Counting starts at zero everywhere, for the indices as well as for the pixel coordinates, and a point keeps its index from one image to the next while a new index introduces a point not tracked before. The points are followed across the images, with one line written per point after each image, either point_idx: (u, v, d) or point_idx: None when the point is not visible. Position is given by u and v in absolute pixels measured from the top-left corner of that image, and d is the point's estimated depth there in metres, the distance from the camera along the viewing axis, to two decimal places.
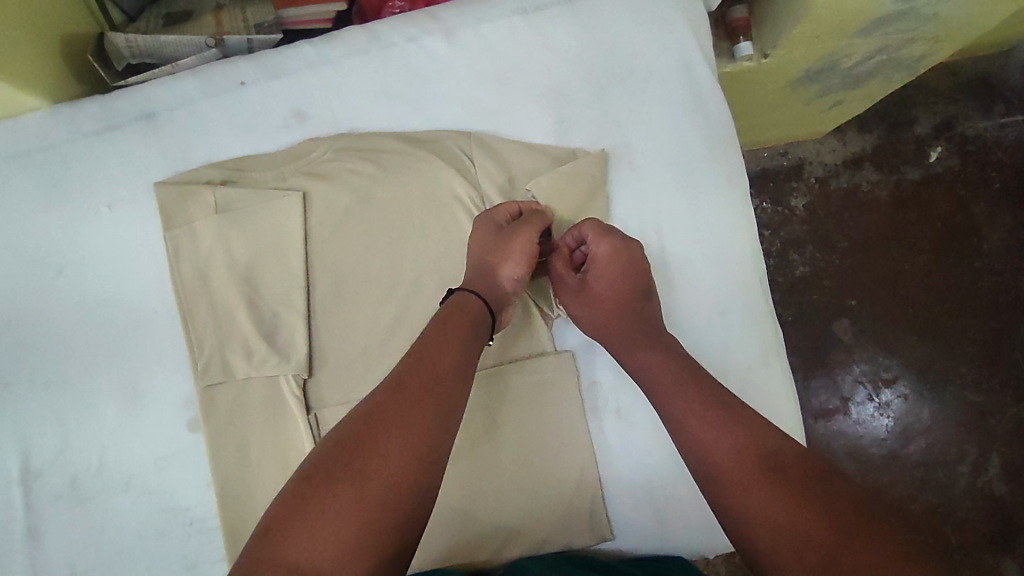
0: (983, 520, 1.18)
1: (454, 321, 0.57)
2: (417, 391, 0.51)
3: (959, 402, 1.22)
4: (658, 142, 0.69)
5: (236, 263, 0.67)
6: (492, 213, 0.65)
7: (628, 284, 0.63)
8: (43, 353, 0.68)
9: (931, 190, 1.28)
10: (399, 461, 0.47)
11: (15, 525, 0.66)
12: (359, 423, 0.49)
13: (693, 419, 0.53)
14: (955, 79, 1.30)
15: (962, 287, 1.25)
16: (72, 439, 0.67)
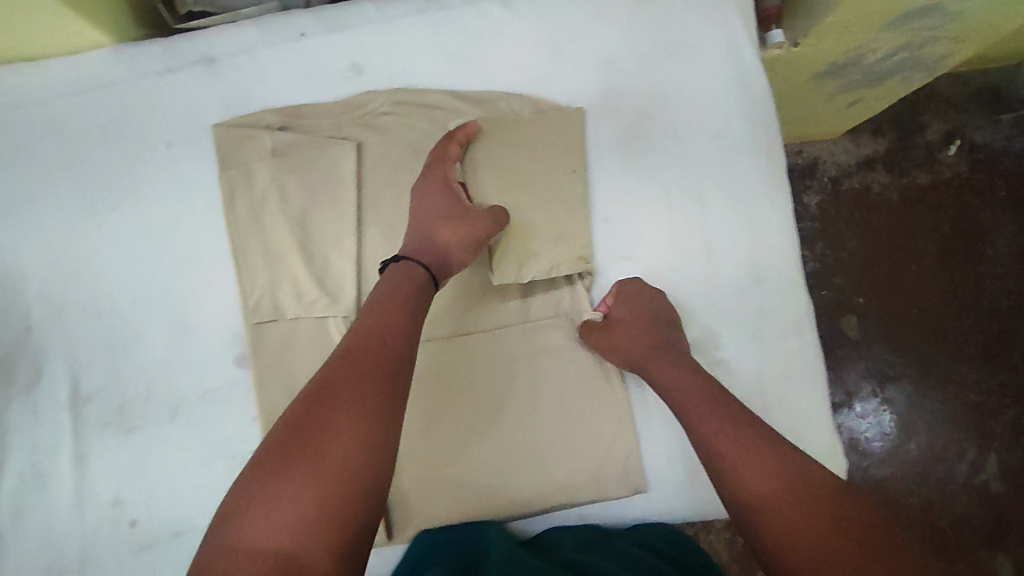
0: (977, 515, 1.22)
1: (399, 296, 0.61)
2: (361, 370, 0.54)
3: (959, 401, 1.26)
4: (703, 114, 0.71)
5: (291, 207, 0.69)
6: (444, 178, 0.67)
7: (655, 309, 0.67)
8: (96, 284, 0.69)
9: (940, 193, 1.32)
10: (348, 439, 0.50)
11: (63, 449, 0.67)
12: (307, 408, 0.52)
13: (723, 438, 0.57)
14: (966, 89, 1.34)
15: (967, 290, 1.28)
16: (120, 369, 0.69)
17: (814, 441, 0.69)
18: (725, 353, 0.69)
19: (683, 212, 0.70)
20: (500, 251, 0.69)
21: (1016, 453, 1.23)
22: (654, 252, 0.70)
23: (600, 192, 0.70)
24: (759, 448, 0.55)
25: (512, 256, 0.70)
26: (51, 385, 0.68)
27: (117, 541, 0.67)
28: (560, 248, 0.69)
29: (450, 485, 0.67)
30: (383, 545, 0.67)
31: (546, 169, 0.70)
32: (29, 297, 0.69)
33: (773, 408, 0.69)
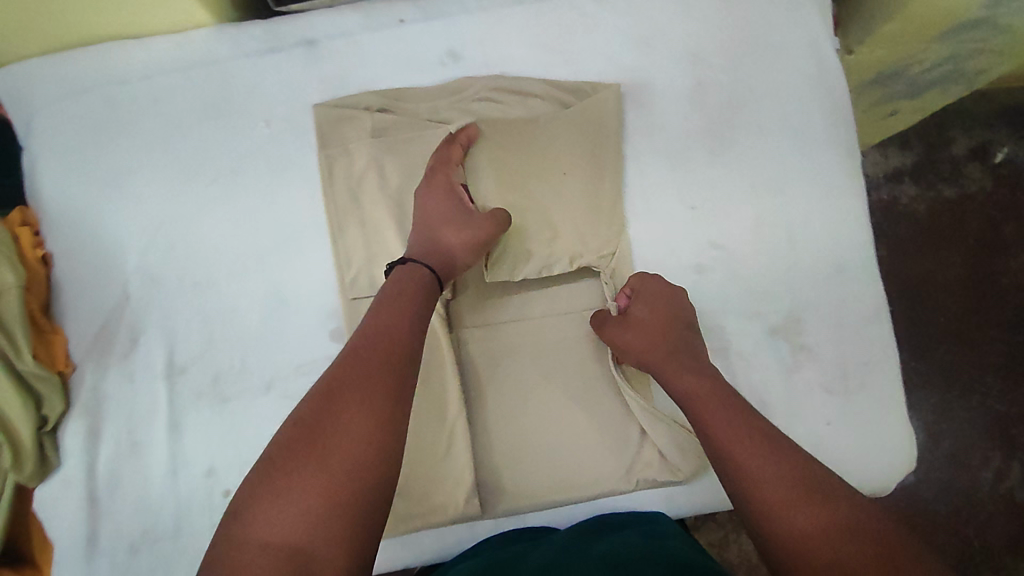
0: (1003, 523, 1.23)
1: (409, 292, 0.61)
2: (370, 365, 0.54)
3: (983, 409, 1.27)
4: (786, 111, 0.74)
5: (388, 187, 0.71)
6: (448, 181, 0.68)
7: (676, 309, 0.66)
8: (192, 257, 0.70)
9: (965, 207, 1.34)
10: (358, 436, 0.50)
11: (159, 417, 0.69)
12: (316, 403, 0.52)
13: (729, 437, 0.55)
14: (990, 105, 1.35)
15: (989, 302, 1.30)
16: (215, 340, 0.70)
17: (892, 428, 0.71)
18: (807, 339, 0.71)
19: (767, 204, 0.73)
20: (502, 251, 0.70)
21: None
22: (739, 240, 0.72)
23: (688, 182, 0.73)
24: (763, 444, 0.53)
25: (510, 256, 0.70)
26: (148, 354, 0.69)
27: (209, 510, 0.67)
28: (566, 243, 0.71)
29: (541, 457, 0.68)
30: (476, 519, 0.67)
31: (547, 166, 0.71)
32: (128, 267, 0.70)
33: (854, 394, 0.71)
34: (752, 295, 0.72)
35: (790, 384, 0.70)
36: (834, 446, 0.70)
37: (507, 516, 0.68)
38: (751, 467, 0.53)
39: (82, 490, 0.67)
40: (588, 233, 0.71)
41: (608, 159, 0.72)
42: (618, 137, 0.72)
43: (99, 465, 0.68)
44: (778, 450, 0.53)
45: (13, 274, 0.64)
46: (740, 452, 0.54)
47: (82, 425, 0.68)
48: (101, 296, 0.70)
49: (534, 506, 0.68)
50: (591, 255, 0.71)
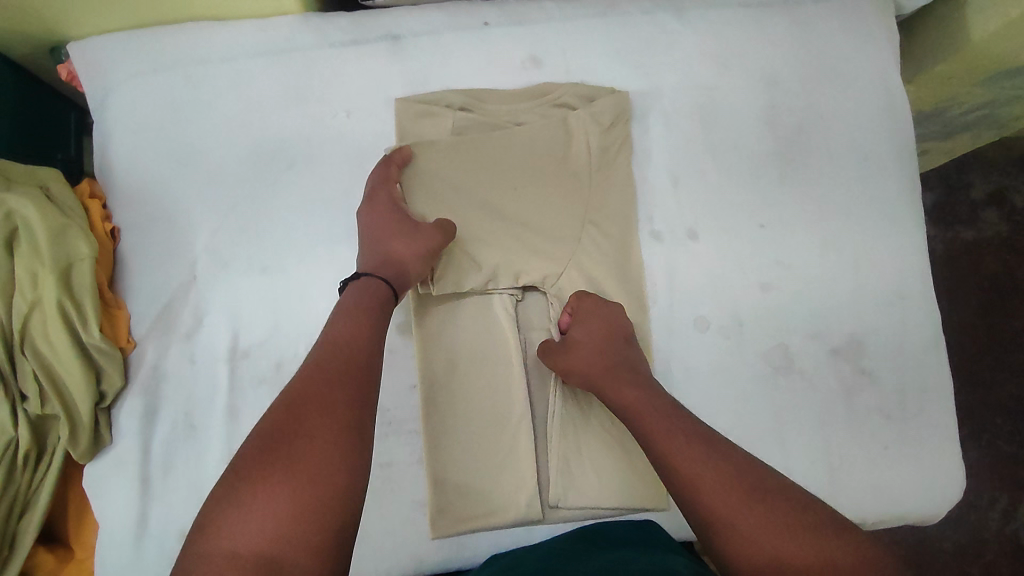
0: (1008, 565, 1.23)
1: (363, 305, 0.59)
2: (332, 372, 0.53)
3: (994, 452, 1.27)
4: (854, 138, 0.75)
5: (461, 184, 0.71)
6: (391, 197, 0.68)
7: (614, 325, 0.67)
8: (264, 240, 0.70)
9: (982, 251, 1.34)
10: (321, 443, 0.49)
11: (217, 401, 0.67)
12: (278, 414, 0.50)
13: (683, 456, 0.54)
14: (1010, 153, 1.36)
15: (1002, 345, 1.30)
16: (282, 326, 0.69)
17: (946, 456, 0.71)
18: (870, 363, 0.71)
19: (834, 228, 0.73)
20: (446, 261, 0.69)
21: None
22: (803, 262, 0.73)
23: (756, 201, 0.74)
24: (721, 464, 0.53)
25: (453, 268, 0.69)
26: (211, 336, 0.68)
27: None
28: (517, 258, 0.70)
29: (599, 463, 0.68)
30: (536, 523, 0.67)
31: (498, 181, 0.72)
32: (197, 247, 0.69)
33: (912, 419, 0.71)
34: (817, 315, 0.72)
35: (851, 407, 0.71)
36: (891, 471, 0.70)
37: (564, 522, 0.68)
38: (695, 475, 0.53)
39: (135, 472, 0.65)
40: (541, 249, 0.71)
41: (579, 176, 0.72)
42: (586, 156, 0.72)
43: (153, 446, 0.66)
44: (728, 459, 0.54)
45: (87, 245, 0.64)
46: (698, 473, 0.53)
47: (139, 405, 0.66)
48: (167, 274, 0.69)
49: (591, 512, 0.68)
50: (538, 271, 0.70)
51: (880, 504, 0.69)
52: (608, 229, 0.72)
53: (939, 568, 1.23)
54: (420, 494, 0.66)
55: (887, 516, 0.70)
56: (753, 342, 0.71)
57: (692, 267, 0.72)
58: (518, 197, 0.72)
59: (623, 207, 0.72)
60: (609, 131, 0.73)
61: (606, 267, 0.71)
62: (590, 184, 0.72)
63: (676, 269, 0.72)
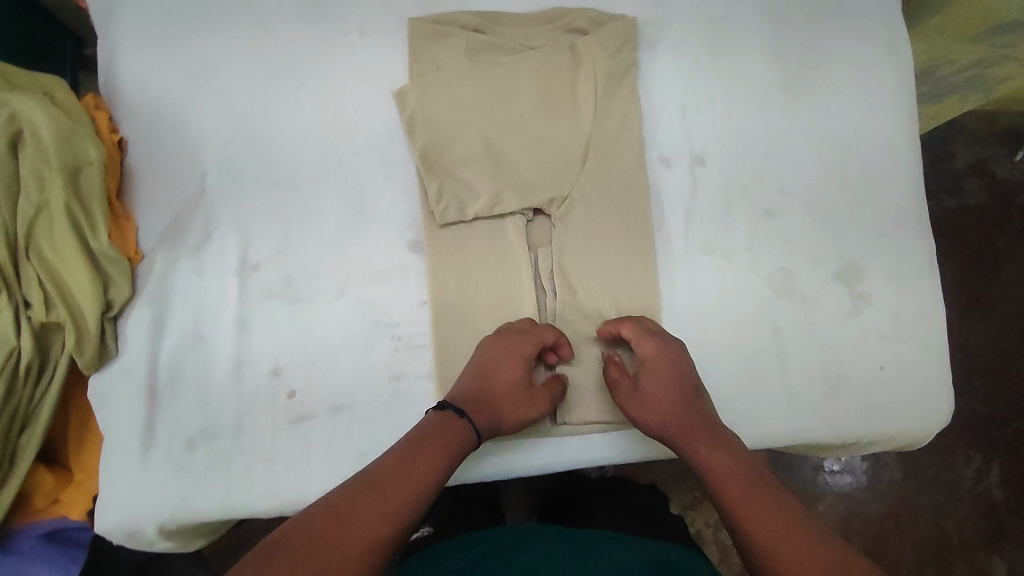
0: (980, 521, 1.25)
1: (453, 446, 0.57)
2: (392, 494, 0.51)
3: (970, 411, 1.30)
4: (857, 73, 0.76)
5: (469, 107, 0.70)
6: (525, 352, 0.65)
7: (683, 374, 0.64)
8: (274, 155, 0.69)
9: (964, 218, 1.38)
10: (356, 557, 0.46)
11: (226, 312, 0.67)
12: (326, 512, 0.48)
13: (753, 518, 0.51)
14: (991, 126, 1.41)
15: (981, 310, 1.34)
16: (291, 241, 0.68)
17: (932, 377, 0.74)
18: (867, 288, 0.74)
19: (836, 159, 0.75)
20: (443, 186, 0.68)
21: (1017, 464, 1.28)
22: (804, 191, 0.75)
23: (760, 132, 0.75)
24: (793, 528, 0.50)
25: (457, 192, 0.69)
26: (220, 248, 0.67)
27: (274, 410, 0.66)
28: (526, 181, 0.70)
29: (605, 379, 0.69)
30: (543, 434, 0.68)
31: (503, 105, 0.71)
32: (205, 160, 0.68)
33: (903, 340, 0.74)
34: (818, 241, 0.74)
35: (847, 329, 0.73)
36: (880, 390, 0.73)
37: (570, 436, 0.69)
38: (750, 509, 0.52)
39: (141, 382, 0.65)
40: (546, 173, 0.70)
41: (584, 102, 0.71)
42: (592, 82, 0.71)
43: (160, 357, 0.66)
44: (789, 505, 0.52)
45: (95, 149, 0.63)
46: (769, 539, 0.50)
47: (146, 315, 0.65)
48: (175, 187, 0.68)
49: (597, 429, 0.69)
50: (541, 194, 0.70)
51: (869, 422, 0.73)
52: (613, 156, 0.72)
53: (914, 523, 1.25)
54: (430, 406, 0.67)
55: (873, 433, 0.73)
56: (754, 267, 0.73)
57: (698, 193, 0.74)
58: (526, 122, 0.71)
59: (631, 133, 0.72)
60: (616, 57, 0.72)
61: (610, 194, 0.71)
62: (596, 109, 0.71)
63: (682, 196, 0.73)
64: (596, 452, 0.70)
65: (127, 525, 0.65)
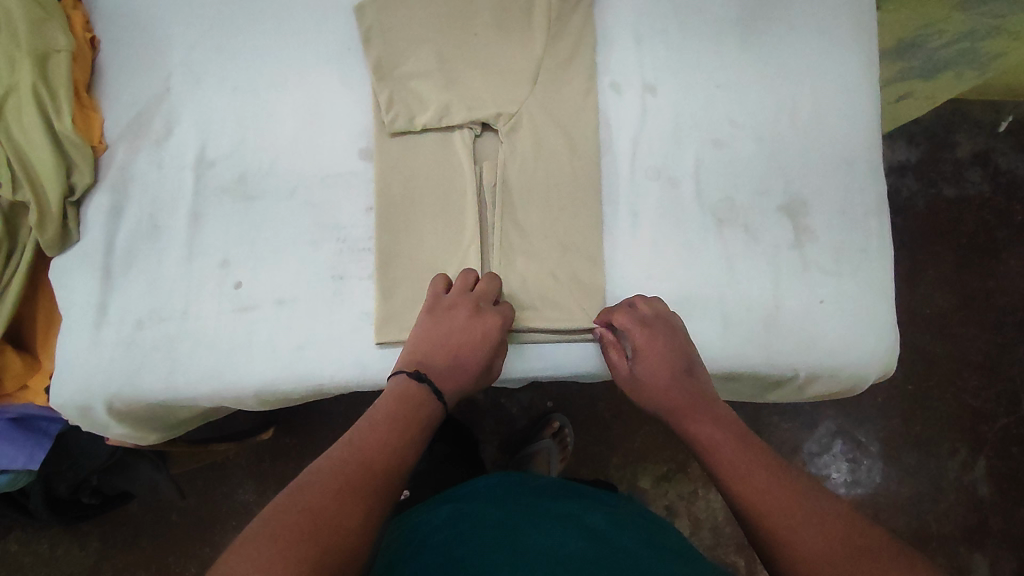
0: (963, 514, 1.22)
1: (421, 411, 0.60)
2: (377, 469, 0.53)
3: (960, 404, 1.26)
4: (818, 14, 0.77)
5: (425, 24, 0.72)
6: (491, 329, 0.65)
7: (676, 355, 0.66)
8: (237, 61, 0.72)
9: (963, 208, 1.32)
10: (353, 523, 0.48)
11: (181, 205, 0.70)
12: (319, 492, 0.49)
13: (751, 493, 0.55)
14: (997, 116, 1.35)
15: (976, 303, 1.29)
16: (249, 141, 0.71)
17: (877, 318, 0.74)
18: (812, 223, 0.75)
19: (790, 94, 0.76)
20: (394, 95, 0.71)
21: (1006, 460, 1.24)
22: (756, 124, 0.76)
23: (714, 67, 0.76)
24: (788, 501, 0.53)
25: (408, 102, 0.71)
26: (180, 143, 0.71)
27: (220, 299, 0.69)
28: (476, 96, 0.72)
29: (540, 293, 0.71)
30: None
31: (459, 22, 0.73)
32: (173, 60, 0.72)
33: (849, 278, 0.74)
34: (765, 174, 0.75)
35: (791, 265, 0.74)
36: (822, 325, 0.73)
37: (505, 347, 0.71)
38: (739, 478, 0.56)
39: (97, 262, 0.69)
40: (496, 89, 0.72)
41: (537, 23, 0.73)
42: (547, 4, 0.73)
43: (117, 242, 0.69)
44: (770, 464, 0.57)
45: (65, 39, 0.67)
46: (766, 513, 0.53)
47: (106, 201, 0.69)
48: (144, 84, 0.72)
49: (531, 342, 0.71)
50: (489, 108, 0.72)
51: (810, 357, 0.73)
52: (564, 78, 0.73)
53: (892, 511, 1.22)
54: (369, 305, 0.70)
55: (814, 368, 0.73)
56: (702, 198, 0.74)
57: (649, 122, 0.75)
58: (480, 39, 0.73)
59: (583, 57, 0.74)
60: None
61: (558, 116, 0.73)
62: (549, 30, 0.73)
63: (634, 125, 0.75)
64: (530, 363, 0.71)
65: (77, 401, 0.68)
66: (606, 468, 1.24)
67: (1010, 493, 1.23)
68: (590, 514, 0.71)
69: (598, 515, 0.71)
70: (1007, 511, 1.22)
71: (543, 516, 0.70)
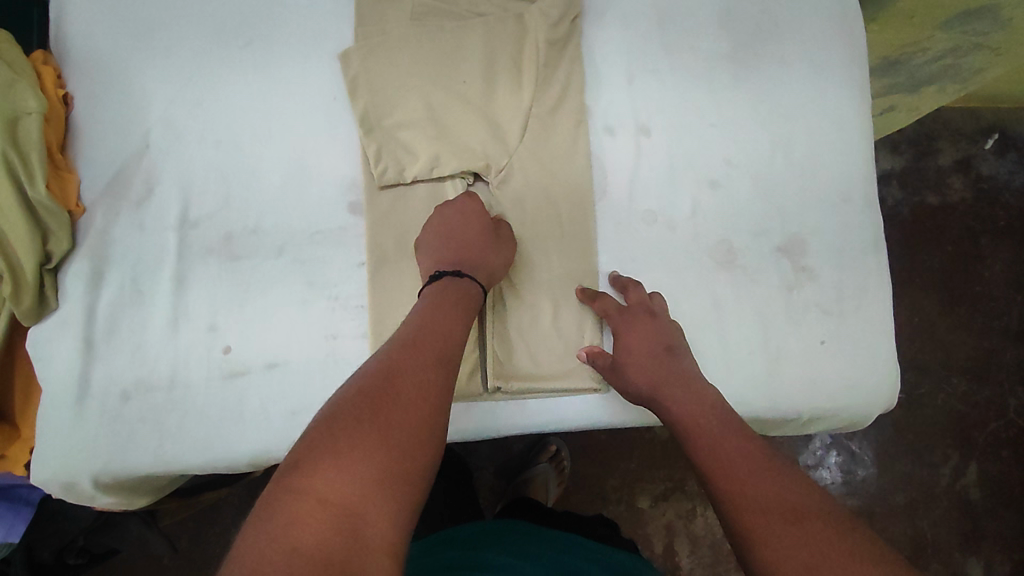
0: (956, 520, 1.19)
1: (460, 303, 0.60)
2: (441, 366, 0.52)
3: (948, 408, 1.23)
4: (807, 48, 0.77)
5: (413, 71, 0.71)
6: (459, 205, 0.67)
7: (656, 338, 0.66)
8: (218, 114, 0.70)
9: (946, 215, 1.30)
10: (398, 440, 0.45)
11: (164, 269, 0.68)
12: (360, 405, 0.46)
13: (719, 455, 0.55)
14: (978, 123, 1.33)
15: (960, 307, 1.26)
16: (234, 199, 0.69)
17: (876, 353, 0.74)
18: (810, 261, 0.74)
19: (783, 132, 0.75)
20: (382, 148, 0.69)
21: (994, 463, 1.22)
22: (750, 163, 0.75)
23: (706, 107, 0.75)
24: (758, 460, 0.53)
25: (396, 154, 0.69)
26: (161, 204, 0.68)
27: (207, 365, 0.66)
28: (468, 144, 0.70)
29: (538, 348, 0.69)
30: (477, 400, 0.69)
31: (448, 69, 0.71)
32: (151, 116, 0.69)
33: (849, 316, 0.74)
34: (762, 214, 0.74)
35: (791, 305, 0.73)
36: (823, 365, 0.72)
37: (505, 404, 0.69)
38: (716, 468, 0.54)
39: (78, 332, 0.66)
40: (486, 137, 0.70)
41: (527, 68, 0.71)
42: (536, 48, 0.72)
43: (97, 310, 0.66)
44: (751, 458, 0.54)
45: (35, 100, 0.64)
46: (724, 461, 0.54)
47: (85, 267, 0.67)
48: (121, 143, 0.69)
49: (531, 396, 0.69)
50: (479, 159, 0.70)
51: (814, 398, 0.72)
52: (559, 126, 0.72)
53: (889, 520, 1.19)
54: None
55: (817, 407, 0.72)
56: (699, 239, 0.73)
57: (642, 164, 0.74)
58: (470, 85, 0.71)
59: (573, 100, 0.73)
60: (560, 26, 0.72)
61: (551, 163, 0.72)
62: (539, 75, 0.71)
63: (627, 166, 0.73)
64: (530, 415, 0.69)
65: (60, 478, 0.65)
66: (603, 490, 1.20)
67: (1002, 496, 1.21)
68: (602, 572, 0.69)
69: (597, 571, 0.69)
70: (999, 515, 1.20)
71: (544, 573, 0.67)
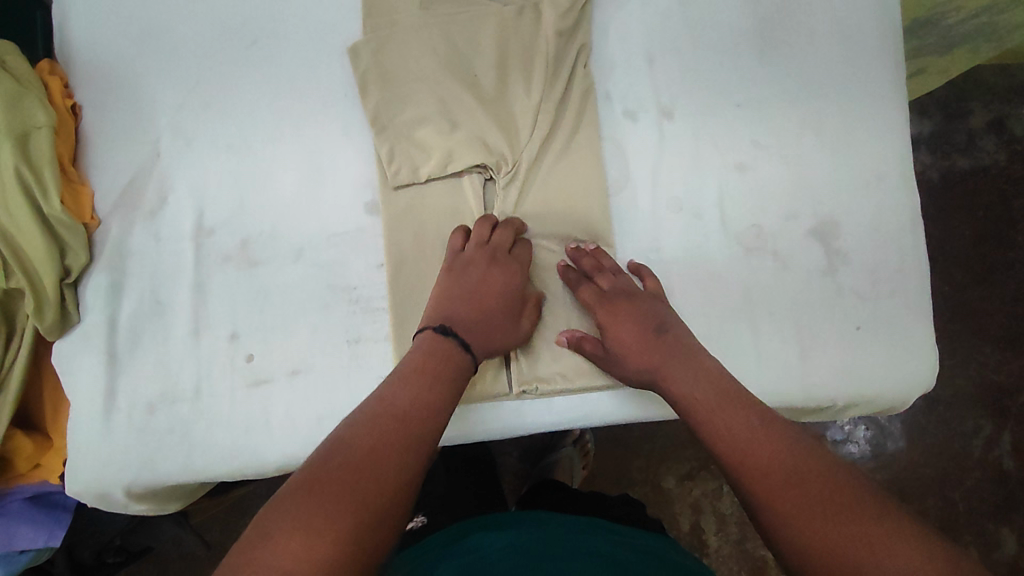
0: (989, 491, 1.16)
1: (448, 352, 0.59)
2: (413, 425, 0.52)
3: (980, 379, 1.19)
4: (835, 18, 0.73)
5: (423, 65, 0.68)
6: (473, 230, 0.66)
7: (640, 326, 0.63)
8: (229, 117, 0.68)
9: (978, 179, 1.24)
10: (361, 511, 0.44)
11: (183, 277, 0.67)
12: (325, 473, 0.46)
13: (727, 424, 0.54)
14: (1012, 79, 1.26)
15: (995, 275, 1.21)
16: (248, 204, 0.68)
17: (913, 333, 0.70)
18: (843, 244, 0.71)
19: (813, 108, 0.72)
20: (395, 148, 0.67)
21: None
22: (777, 143, 0.71)
23: (728, 86, 0.72)
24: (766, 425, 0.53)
25: (409, 153, 0.68)
26: (176, 213, 0.68)
27: (231, 373, 0.66)
28: (482, 139, 0.68)
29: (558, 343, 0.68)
30: (502, 399, 0.67)
31: (459, 63, 0.69)
32: (161, 122, 0.68)
33: (884, 298, 0.71)
34: (791, 196, 0.71)
35: (824, 287, 0.70)
36: (858, 348, 0.70)
37: (532, 404, 0.68)
38: (727, 439, 0.53)
39: (101, 346, 0.66)
40: (500, 130, 0.68)
41: (541, 55, 0.69)
42: (551, 35, 0.69)
43: (119, 321, 0.66)
44: (777, 431, 0.52)
45: (44, 113, 0.63)
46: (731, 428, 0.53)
47: (105, 280, 0.66)
48: (133, 151, 0.68)
49: (556, 393, 0.67)
50: (495, 153, 0.68)
51: (849, 383, 0.69)
52: (575, 113, 0.69)
53: (920, 494, 1.17)
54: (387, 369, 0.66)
55: (853, 393, 0.69)
56: (724, 223, 0.70)
57: (662, 148, 0.71)
58: (483, 78, 0.69)
59: (590, 86, 0.70)
60: (574, 9, 0.69)
61: (569, 152, 0.69)
62: (551, 64, 0.69)
63: (648, 151, 0.71)
64: (556, 413, 0.68)
65: (94, 490, 0.65)
66: (628, 471, 1.19)
67: None
68: (632, 553, 0.67)
69: (626, 553, 0.67)
70: None
71: (571, 552, 0.66)
